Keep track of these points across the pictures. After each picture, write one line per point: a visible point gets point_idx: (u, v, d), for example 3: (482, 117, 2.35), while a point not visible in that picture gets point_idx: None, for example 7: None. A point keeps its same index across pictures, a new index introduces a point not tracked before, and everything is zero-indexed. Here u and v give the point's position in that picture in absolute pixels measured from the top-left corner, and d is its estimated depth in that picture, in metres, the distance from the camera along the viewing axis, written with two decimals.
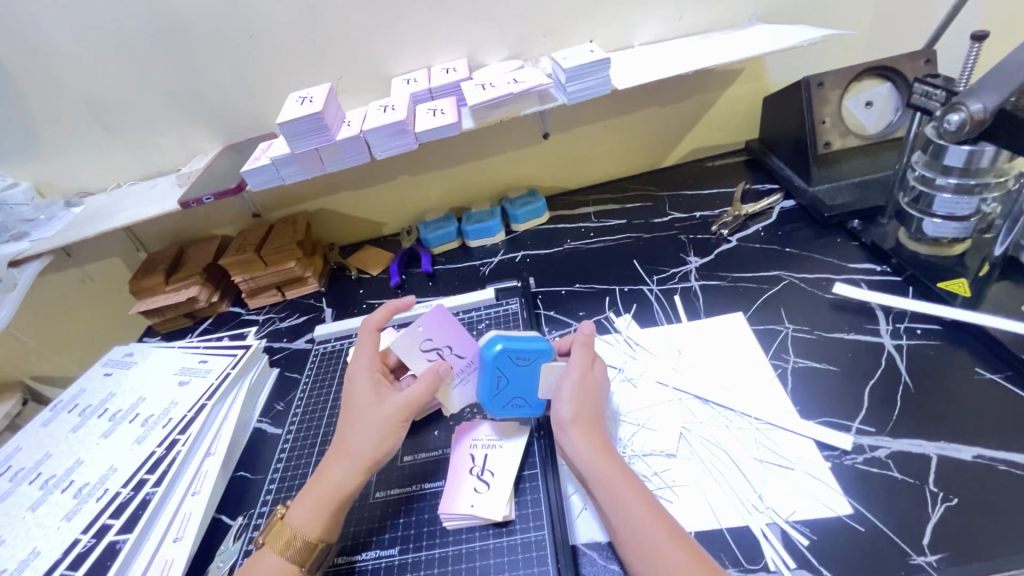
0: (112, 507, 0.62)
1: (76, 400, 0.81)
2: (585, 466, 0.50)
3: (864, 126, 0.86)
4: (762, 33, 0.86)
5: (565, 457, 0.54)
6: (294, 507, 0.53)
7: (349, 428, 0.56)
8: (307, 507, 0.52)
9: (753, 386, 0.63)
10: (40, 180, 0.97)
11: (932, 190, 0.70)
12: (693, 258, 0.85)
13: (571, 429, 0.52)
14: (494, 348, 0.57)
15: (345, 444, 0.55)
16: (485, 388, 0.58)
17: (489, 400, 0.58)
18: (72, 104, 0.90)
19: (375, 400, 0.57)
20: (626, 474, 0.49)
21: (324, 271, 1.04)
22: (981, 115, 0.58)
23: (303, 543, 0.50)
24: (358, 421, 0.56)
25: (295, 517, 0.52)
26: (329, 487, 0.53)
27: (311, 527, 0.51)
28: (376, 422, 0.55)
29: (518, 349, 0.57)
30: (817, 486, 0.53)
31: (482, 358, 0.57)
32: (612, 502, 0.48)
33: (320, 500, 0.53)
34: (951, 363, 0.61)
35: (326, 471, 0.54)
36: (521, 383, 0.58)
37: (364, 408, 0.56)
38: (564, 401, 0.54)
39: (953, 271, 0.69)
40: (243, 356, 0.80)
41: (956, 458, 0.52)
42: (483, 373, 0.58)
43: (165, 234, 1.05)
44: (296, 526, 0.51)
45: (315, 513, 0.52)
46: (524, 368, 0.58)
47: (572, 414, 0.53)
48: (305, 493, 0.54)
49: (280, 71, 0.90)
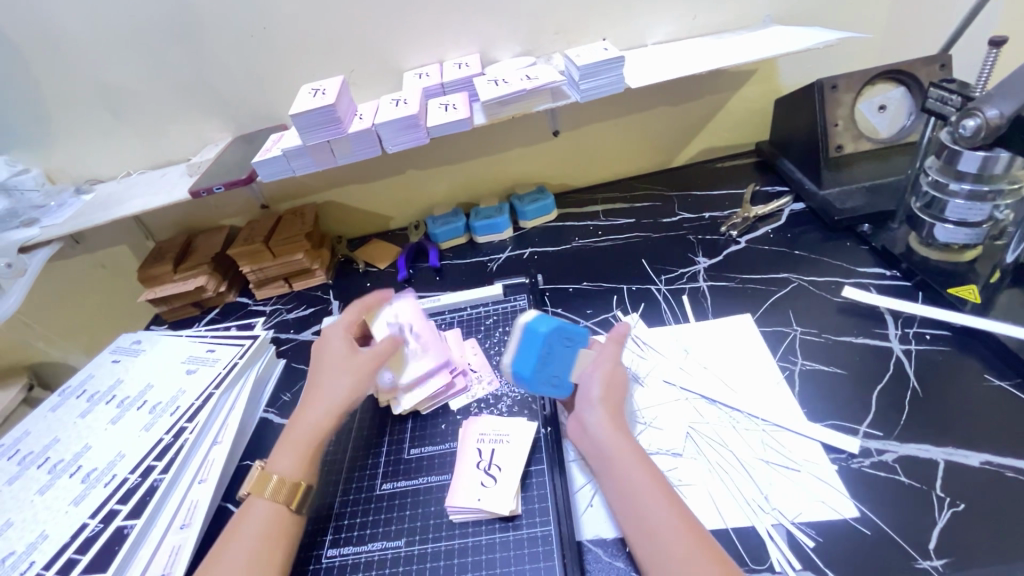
0: (119, 493, 0.63)
1: (84, 386, 0.81)
2: (606, 445, 0.52)
3: (876, 130, 0.86)
4: (776, 34, 0.86)
5: (580, 435, 0.55)
6: (275, 459, 0.56)
7: (319, 380, 0.61)
8: (288, 452, 0.56)
9: (760, 388, 0.63)
10: (50, 167, 0.97)
11: (945, 196, 0.69)
12: (702, 258, 0.85)
13: (600, 409, 0.54)
14: (546, 322, 0.56)
15: (319, 394, 0.60)
16: (529, 362, 0.56)
17: (530, 374, 0.56)
18: (84, 91, 0.90)
19: (346, 354, 0.63)
20: (645, 459, 0.50)
21: (332, 264, 1.04)
22: (996, 121, 0.58)
23: (288, 485, 0.54)
24: (326, 375, 0.61)
25: (277, 466, 0.55)
26: (306, 434, 0.58)
27: (293, 469, 0.55)
28: (347, 370, 0.61)
29: (566, 329, 0.57)
30: (823, 488, 0.53)
31: (532, 331, 0.56)
32: (632, 483, 0.49)
33: (300, 446, 0.57)
34: (959, 370, 0.61)
35: (302, 421, 0.59)
36: (562, 362, 0.58)
37: (335, 362, 0.62)
38: (595, 382, 0.56)
39: (963, 278, 0.69)
40: (251, 346, 0.80)
41: (963, 465, 0.52)
42: (530, 345, 0.56)
43: (173, 224, 1.06)
44: (279, 472, 0.55)
45: (296, 457, 0.56)
46: (568, 348, 0.58)
47: (602, 396, 0.55)
48: (284, 446, 0.57)
49: (293, 62, 0.90)
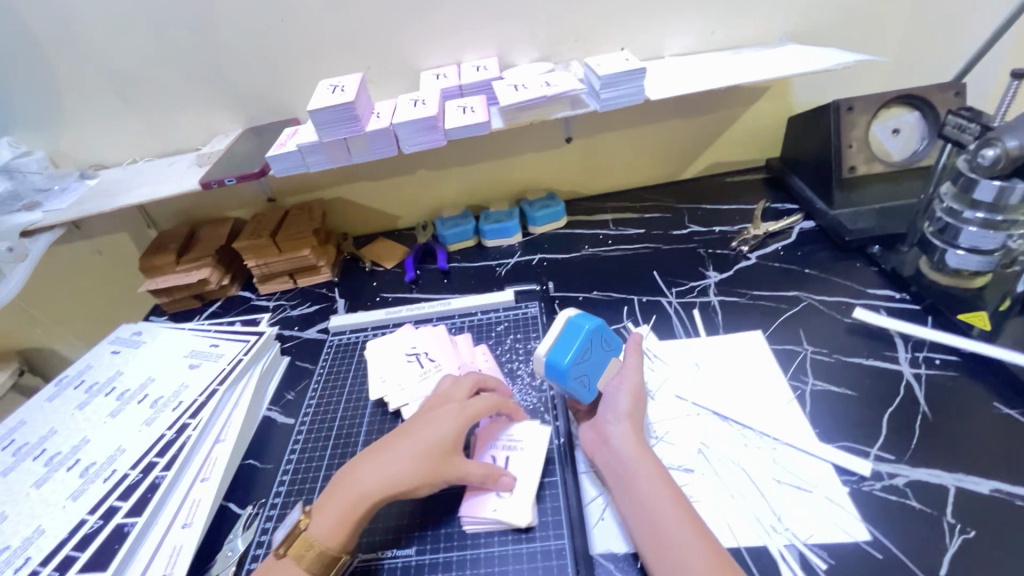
0: (119, 489, 0.61)
1: (83, 376, 0.79)
2: (629, 460, 0.53)
3: (889, 152, 0.86)
4: (794, 53, 0.86)
5: (602, 448, 0.56)
6: (318, 513, 0.53)
7: (399, 451, 0.55)
8: (331, 518, 0.52)
9: (773, 406, 0.63)
10: (55, 151, 0.95)
11: (958, 223, 0.70)
12: (712, 272, 0.86)
13: (625, 424, 0.55)
14: (592, 321, 0.59)
15: (386, 467, 0.54)
16: (569, 353, 0.56)
17: (568, 367, 0.56)
18: (93, 75, 0.88)
19: (432, 441, 0.55)
20: (665, 476, 0.51)
21: (338, 261, 1.03)
22: (1015, 152, 0.59)
23: (323, 556, 0.50)
24: (404, 454, 0.55)
25: (317, 526, 0.52)
26: (355, 504, 0.52)
27: (332, 538, 0.51)
28: (424, 465, 0.54)
29: (605, 333, 0.60)
30: (835, 510, 0.53)
31: (578, 326, 0.58)
32: (652, 500, 0.49)
33: (345, 511, 0.52)
34: (969, 396, 0.61)
35: (357, 487, 0.53)
36: (595, 364, 0.59)
37: (416, 445, 0.55)
38: (622, 396, 0.58)
39: (972, 305, 0.70)
40: (256, 343, 0.79)
41: (973, 491, 0.53)
42: (573, 340, 0.57)
43: (177, 213, 1.04)
44: (318, 538, 0.51)
45: (339, 525, 0.51)
46: (604, 353, 0.60)
47: (628, 411, 0.57)
48: (329, 502, 0.53)
49: (309, 57, 0.89)
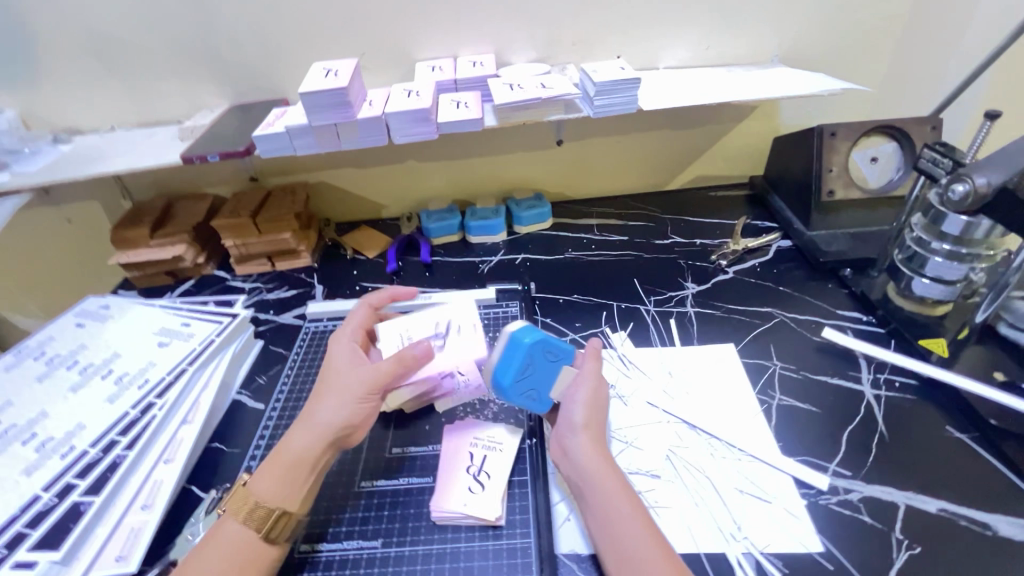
0: (77, 466, 0.59)
1: (44, 348, 0.77)
2: (587, 471, 0.53)
3: (865, 179, 0.89)
4: (783, 75, 0.88)
5: (563, 458, 0.56)
6: (259, 473, 0.52)
7: (321, 397, 0.57)
8: (269, 473, 0.52)
9: (741, 417, 0.65)
10: (26, 111, 0.91)
11: (926, 252, 0.73)
12: (691, 284, 0.87)
13: (582, 434, 0.55)
14: (531, 335, 0.58)
15: (312, 412, 0.56)
16: (507, 373, 0.57)
17: (507, 387, 0.58)
18: (74, 36, 0.85)
19: (345, 370, 0.58)
20: (623, 484, 0.52)
21: (318, 246, 1.01)
22: (984, 189, 0.61)
23: (264, 510, 0.50)
24: (329, 391, 0.57)
25: (258, 482, 0.51)
26: (293, 452, 0.53)
27: (273, 492, 0.51)
28: (341, 389, 0.56)
29: (550, 344, 0.58)
30: (793, 522, 0.55)
31: (515, 343, 0.58)
32: (611, 511, 0.50)
33: (282, 463, 0.53)
34: (924, 419, 0.64)
35: (291, 439, 0.54)
36: (541, 376, 0.58)
37: (332, 380, 0.58)
38: (577, 406, 0.57)
39: (934, 331, 0.73)
40: (230, 325, 0.78)
41: (922, 510, 0.55)
42: (511, 357, 0.58)
43: (154, 185, 1.01)
44: (258, 491, 0.51)
45: (278, 479, 0.52)
46: (550, 364, 0.59)
47: (585, 421, 0.56)
48: (267, 460, 0.54)
49: (303, 39, 0.88)
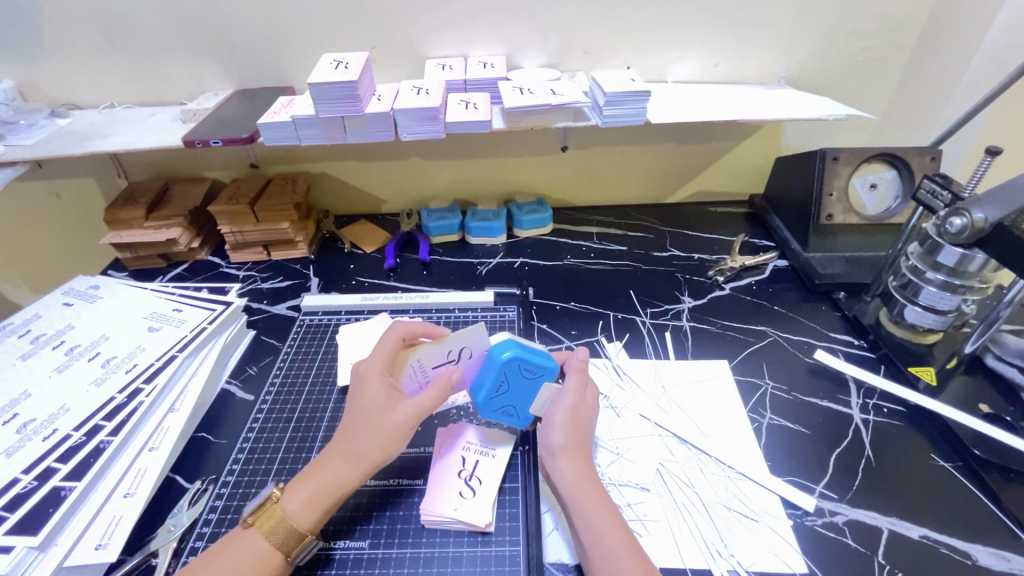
0: (59, 450, 0.58)
1: (29, 326, 0.75)
2: (568, 493, 0.53)
3: (864, 206, 0.90)
4: (790, 97, 0.89)
5: (548, 481, 0.56)
6: (289, 491, 0.52)
7: (359, 427, 0.54)
8: (302, 495, 0.51)
9: (732, 434, 0.66)
10: (23, 82, 0.89)
11: (920, 281, 0.74)
12: (687, 298, 0.88)
13: (561, 458, 0.54)
14: (505, 353, 0.57)
15: (351, 441, 0.54)
16: (483, 389, 0.58)
17: (483, 402, 0.59)
18: (78, 9, 0.83)
19: (385, 402, 0.56)
20: (606, 506, 0.52)
21: (315, 237, 1.01)
22: (981, 224, 0.62)
23: (295, 532, 0.49)
24: (369, 421, 0.54)
25: (288, 501, 0.51)
26: (329, 481, 0.52)
27: (303, 516, 0.50)
28: (382, 421, 0.54)
29: (528, 360, 0.58)
30: (779, 542, 0.55)
31: (492, 359, 0.58)
32: (591, 535, 0.50)
33: (317, 487, 0.52)
34: (910, 446, 0.65)
35: (328, 466, 0.53)
36: (519, 394, 0.59)
37: (372, 410, 0.55)
38: (556, 427, 0.56)
39: (923, 359, 0.74)
40: (222, 313, 0.76)
41: (905, 536, 0.56)
42: (487, 373, 0.58)
43: (151, 166, 0.99)
44: (289, 513, 0.50)
45: (309, 503, 0.51)
46: (529, 382, 0.58)
47: (564, 442, 0.55)
48: (302, 478, 0.53)
49: (314, 29, 0.87)
